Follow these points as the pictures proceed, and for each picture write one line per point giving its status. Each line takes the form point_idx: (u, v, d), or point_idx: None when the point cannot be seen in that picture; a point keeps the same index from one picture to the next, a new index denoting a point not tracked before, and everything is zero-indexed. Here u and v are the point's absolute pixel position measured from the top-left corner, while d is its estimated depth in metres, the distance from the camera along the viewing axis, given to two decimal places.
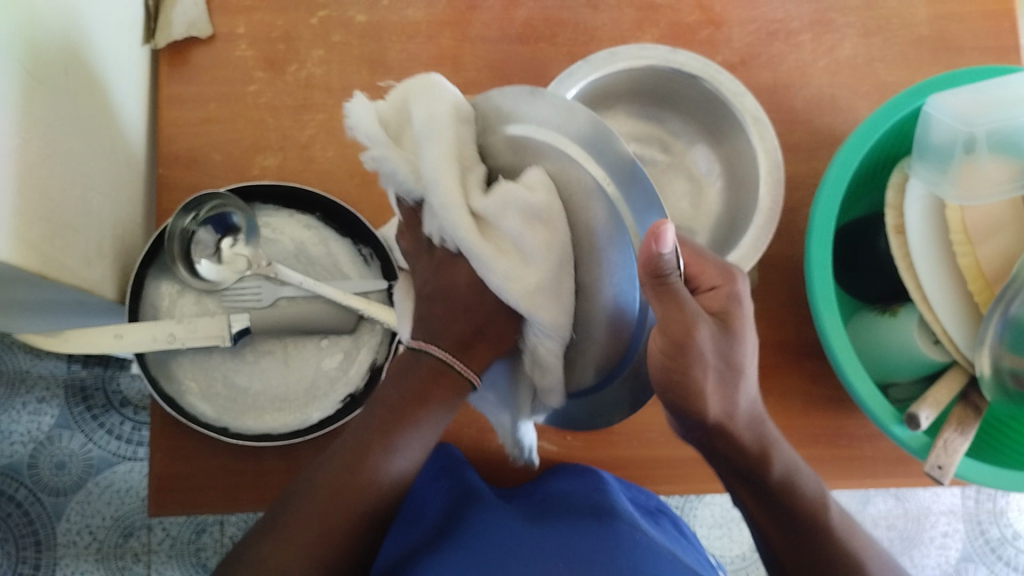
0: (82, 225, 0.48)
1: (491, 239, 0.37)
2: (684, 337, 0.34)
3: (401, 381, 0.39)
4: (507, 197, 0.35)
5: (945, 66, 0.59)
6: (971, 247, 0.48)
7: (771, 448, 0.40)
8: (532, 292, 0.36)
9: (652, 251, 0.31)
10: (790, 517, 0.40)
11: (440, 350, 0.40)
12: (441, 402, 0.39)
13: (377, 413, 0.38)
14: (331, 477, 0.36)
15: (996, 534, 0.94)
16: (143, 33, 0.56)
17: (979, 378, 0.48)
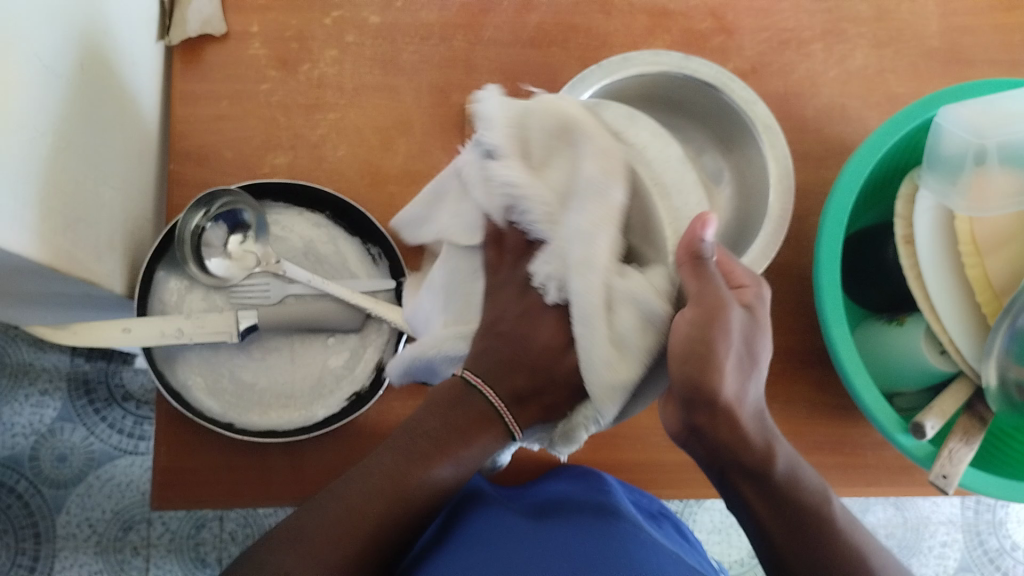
0: (93, 218, 0.48)
1: (608, 322, 0.37)
2: (717, 307, 0.36)
3: (450, 418, 0.40)
4: (638, 295, 0.37)
5: (955, 78, 0.60)
6: (979, 258, 0.48)
7: (774, 442, 0.38)
8: (616, 389, 0.37)
9: (696, 233, 0.36)
10: (791, 516, 0.38)
11: (491, 394, 0.40)
12: (483, 448, 0.40)
13: (420, 443, 0.40)
14: (367, 497, 0.39)
15: (994, 545, 0.95)
16: (157, 29, 0.56)
17: (985, 390, 0.48)
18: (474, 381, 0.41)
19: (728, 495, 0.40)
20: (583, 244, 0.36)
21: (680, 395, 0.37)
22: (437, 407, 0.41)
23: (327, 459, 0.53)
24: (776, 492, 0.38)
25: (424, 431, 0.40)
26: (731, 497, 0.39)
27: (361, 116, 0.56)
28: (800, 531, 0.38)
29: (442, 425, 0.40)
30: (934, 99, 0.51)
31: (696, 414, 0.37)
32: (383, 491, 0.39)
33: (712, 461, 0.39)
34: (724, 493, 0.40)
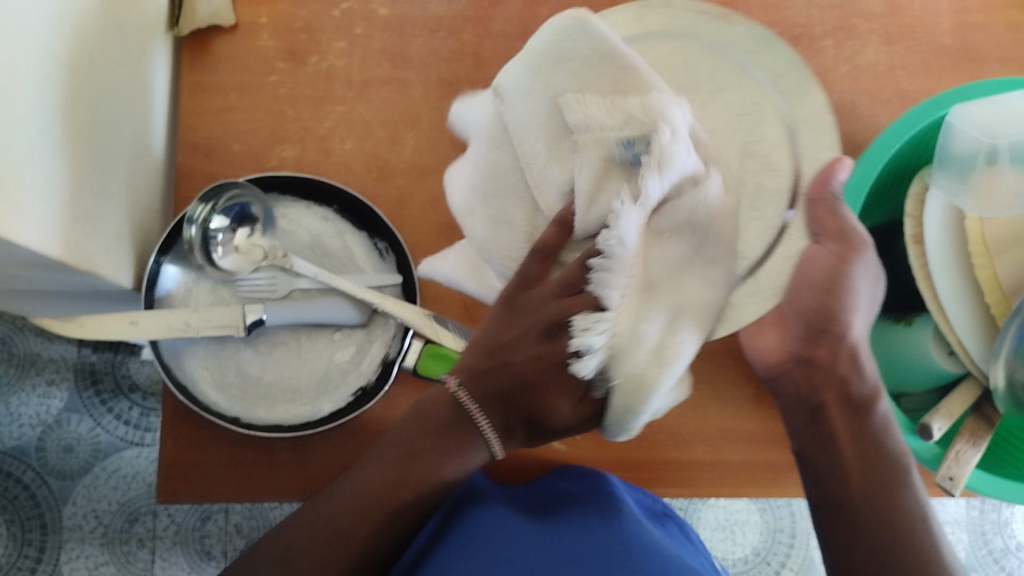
0: (100, 210, 0.48)
1: (639, 392, 0.38)
2: (854, 237, 0.44)
3: (436, 412, 0.47)
4: (670, 377, 0.39)
5: (968, 75, 0.59)
6: (988, 258, 0.48)
7: (878, 393, 0.45)
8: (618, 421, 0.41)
9: (830, 176, 0.43)
10: (875, 455, 0.43)
11: (485, 424, 0.48)
12: (471, 447, 0.47)
13: (407, 447, 0.46)
14: (360, 494, 0.45)
15: (1000, 545, 0.94)
16: (166, 21, 0.56)
17: (993, 391, 0.48)
18: (468, 404, 0.48)
19: (811, 416, 0.45)
20: (650, 356, 0.38)
21: (809, 324, 0.45)
22: (425, 410, 0.48)
23: (332, 455, 0.53)
24: (866, 432, 0.44)
25: (418, 432, 0.47)
26: (816, 434, 0.45)
27: (369, 109, 0.56)
28: (875, 474, 0.42)
29: (435, 432, 0.47)
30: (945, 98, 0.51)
31: (815, 346, 0.45)
32: (385, 487, 0.45)
33: (812, 395, 0.45)
34: (810, 414, 0.45)
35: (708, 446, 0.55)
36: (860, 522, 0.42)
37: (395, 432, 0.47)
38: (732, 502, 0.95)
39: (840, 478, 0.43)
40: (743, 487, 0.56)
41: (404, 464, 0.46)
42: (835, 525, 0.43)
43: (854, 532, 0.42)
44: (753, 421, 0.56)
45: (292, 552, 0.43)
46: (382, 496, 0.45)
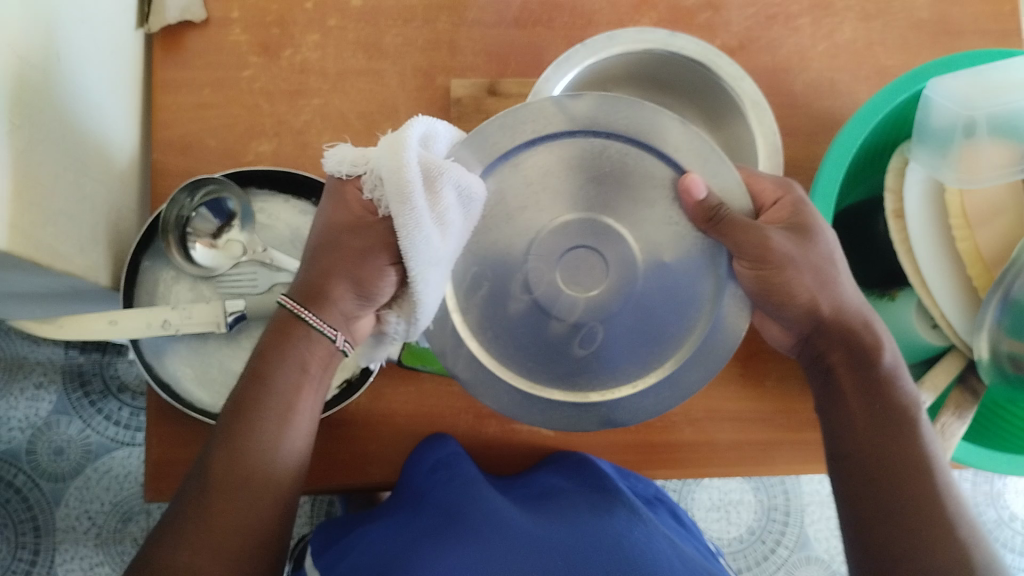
0: (74, 211, 0.48)
1: (435, 216, 0.37)
2: (763, 250, 0.40)
3: (287, 340, 0.41)
4: (452, 184, 0.37)
5: (945, 50, 0.59)
6: (969, 231, 0.48)
7: (889, 363, 0.43)
8: (433, 259, 0.37)
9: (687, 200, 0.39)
10: (881, 407, 0.42)
11: (320, 321, 0.41)
12: (298, 347, 0.41)
13: (242, 384, 0.41)
14: (232, 461, 0.39)
15: (993, 516, 0.95)
16: (137, 17, 0.55)
17: (978, 362, 0.48)
18: (307, 316, 0.41)
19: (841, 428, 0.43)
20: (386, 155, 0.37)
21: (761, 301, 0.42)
22: (268, 341, 0.42)
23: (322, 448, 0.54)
24: (874, 385, 0.42)
25: (260, 371, 0.41)
26: (826, 393, 0.44)
27: (345, 101, 0.56)
28: (888, 426, 0.41)
29: (279, 373, 0.41)
30: (955, 60, 0.50)
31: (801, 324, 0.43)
32: (249, 461, 0.39)
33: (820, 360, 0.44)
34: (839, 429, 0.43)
35: (695, 427, 0.56)
36: (865, 470, 0.41)
37: (246, 370, 0.42)
38: (726, 483, 0.95)
39: (848, 430, 0.42)
40: (732, 467, 0.56)
41: (250, 412, 0.40)
42: (846, 485, 0.42)
43: (863, 487, 0.41)
44: (741, 402, 0.56)
45: (171, 531, 0.38)
46: (247, 462, 0.39)
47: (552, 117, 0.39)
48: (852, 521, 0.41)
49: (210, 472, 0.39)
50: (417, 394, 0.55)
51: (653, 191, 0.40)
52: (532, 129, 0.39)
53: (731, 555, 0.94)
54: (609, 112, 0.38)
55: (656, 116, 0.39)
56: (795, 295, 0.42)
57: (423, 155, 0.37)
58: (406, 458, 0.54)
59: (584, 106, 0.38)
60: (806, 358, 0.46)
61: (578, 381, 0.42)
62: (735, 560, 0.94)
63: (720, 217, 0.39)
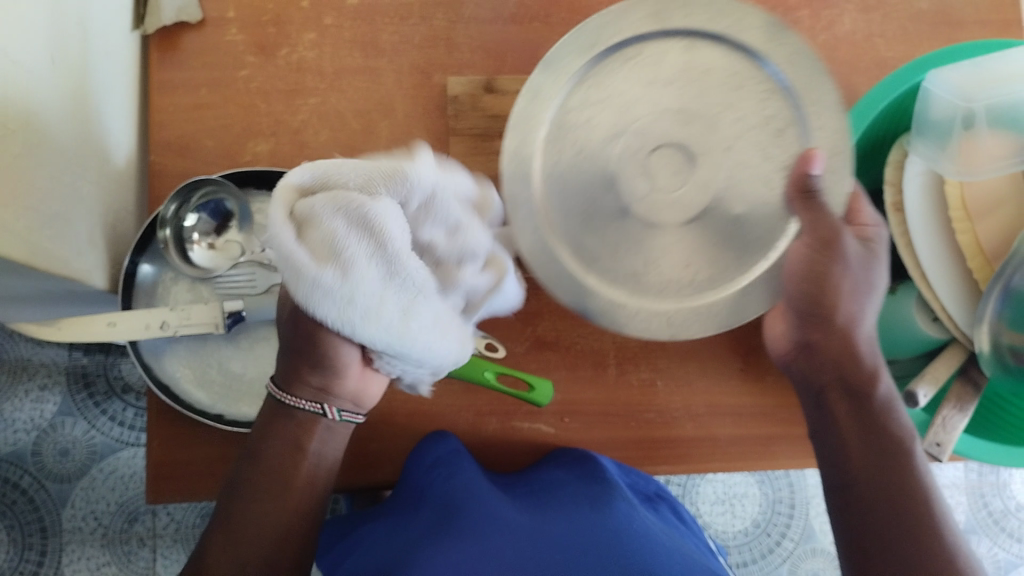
0: (72, 215, 0.48)
1: (323, 257, 0.32)
2: (830, 236, 0.42)
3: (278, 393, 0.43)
4: (331, 223, 0.32)
5: (944, 41, 0.59)
6: (969, 223, 0.48)
7: (881, 376, 0.44)
8: (343, 306, 0.33)
9: (805, 169, 0.41)
10: (875, 436, 0.43)
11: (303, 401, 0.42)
12: (288, 430, 0.43)
13: (240, 467, 0.43)
14: (224, 549, 0.41)
15: (999, 506, 0.94)
16: (132, 19, 0.55)
17: (978, 355, 0.48)
18: (294, 399, 0.42)
19: (829, 438, 0.44)
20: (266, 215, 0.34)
21: (800, 311, 0.45)
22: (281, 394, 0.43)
23: None
24: (866, 414, 0.43)
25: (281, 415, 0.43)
26: (821, 421, 0.45)
27: (342, 100, 0.55)
28: (885, 456, 0.42)
29: (273, 455, 0.43)
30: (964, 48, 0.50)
31: (810, 330, 0.45)
32: (244, 546, 0.41)
33: (816, 379, 0.45)
34: (828, 440, 0.44)
35: (696, 423, 0.55)
36: (861, 498, 0.42)
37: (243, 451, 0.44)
38: (730, 476, 0.95)
39: (845, 460, 0.43)
40: (733, 463, 0.56)
41: (262, 467, 0.43)
42: (846, 514, 0.42)
43: (861, 516, 0.41)
44: (742, 397, 0.56)
45: None
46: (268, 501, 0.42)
47: (744, 29, 0.43)
48: (849, 552, 0.41)
49: (208, 559, 0.42)
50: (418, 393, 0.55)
51: (780, 150, 0.44)
52: (722, 28, 0.44)
53: (736, 548, 0.94)
54: (773, 43, 0.43)
55: (822, 75, 0.42)
56: (828, 290, 0.43)
57: (302, 199, 0.33)
58: (414, 447, 0.54)
59: (765, 35, 0.43)
60: (800, 382, 0.47)
61: (592, 268, 0.45)
62: (740, 553, 0.94)
63: (813, 194, 0.42)
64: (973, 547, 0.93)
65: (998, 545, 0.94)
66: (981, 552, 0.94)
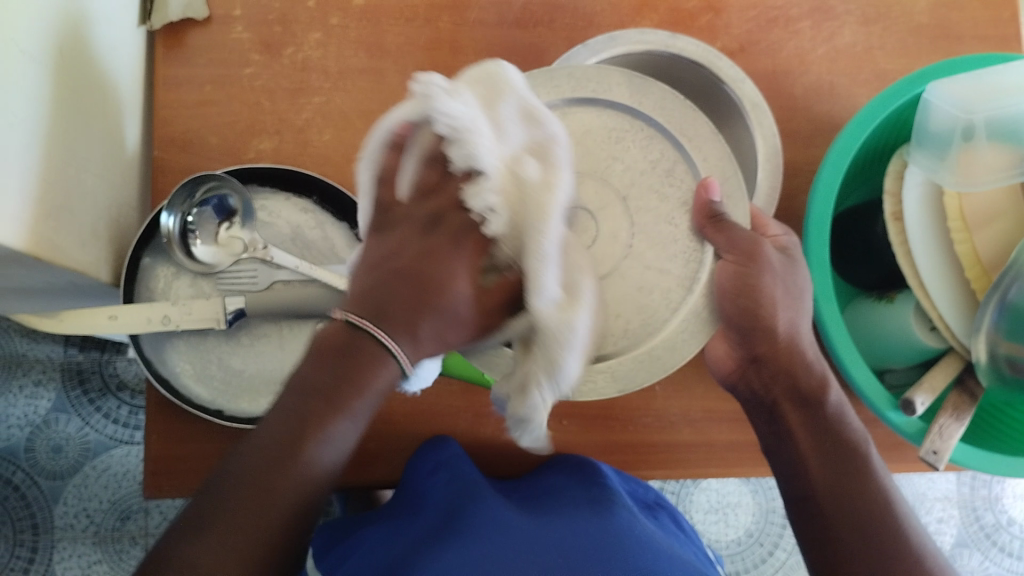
0: (77, 208, 0.48)
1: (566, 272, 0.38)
2: (750, 248, 0.44)
3: (324, 348, 0.36)
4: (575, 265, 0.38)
5: (944, 54, 0.59)
6: (967, 234, 0.48)
7: (827, 380, 0.47)
8: (573, 327, 0.37)
9: (704, 197, 0.43)
10: (833, 447, 0.45)
11: (382, 333, 0.36)
12: (371, 382, 0.35)
13: (301, 399, 0.34)
14: (237, 489, 0.33)
15: (990, 521, 0.94)
16: (139, 15, 0.56)
17: (975, 364, 0.48)
18: (362, 324, 0.36)
19: (782, 442, 0.47)
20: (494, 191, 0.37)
21: (739, 327, 0.46)
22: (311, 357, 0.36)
23: None
24: (822, 423, 0.46)
25: (313, 387, 0.35)
26: (775, 434, 0.47)
27: (347, 100, 0.56)
28: (843, 465, 0.45)
29: (340, 395, 0.35)
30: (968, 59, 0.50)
31: (754, 345, 0.47)
32: (268, 480, 0.33)
33: (765, 391, 0.47)
34: (782, 442, 0.47)
35: (693, 428, 0.56)
36: (826, 508, 0.44)
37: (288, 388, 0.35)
38: (723, 485, 0.95)
39: (804, 471, 0.45)
40: (728, 468, 0.56)
41: (314, 387, 0.35)
42: (806, 524, 0.45)
43: (824, 527, 0.44)
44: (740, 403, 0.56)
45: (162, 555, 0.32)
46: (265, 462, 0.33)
47: (611, 87, 0.44)
48: (811, 556, 0.44)
49: (215, 497, 0.33)
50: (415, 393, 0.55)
51: (676, 188, 0.45)
52: (594, 89, 0.44)
53: (729, 558, 0.94)
54: (641, 92, 0.44)
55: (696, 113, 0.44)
56: (762, 298, 0.45)
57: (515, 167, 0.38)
58: (414, 453, 0.54)
59: (629, 88, 0.44)
60: (749, 400, 0.49)
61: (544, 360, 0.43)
62: (732, 563, 0.94)
63: (718, 219, 0.43)
64: (963, 560, 0.93)
65: (989, 558, 0.94)
66: (972, 565, 0.94)
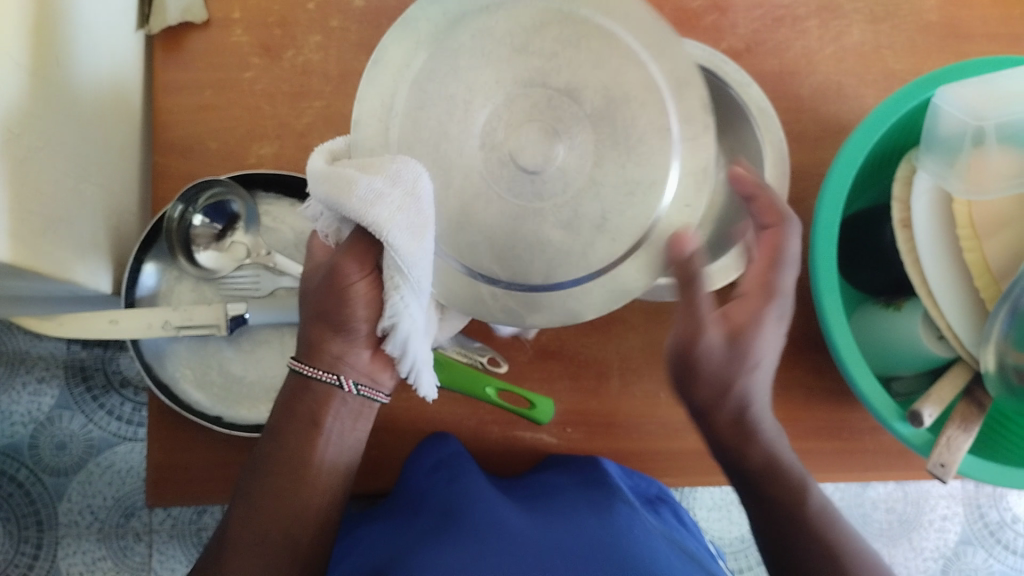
0: (76, 217, 0.48)
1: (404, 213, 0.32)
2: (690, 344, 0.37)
3: (292, 410, 0.42)
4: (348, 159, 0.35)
5: (955, 54, 0.58)
6: (977, 242, 0.47)
7: (776, 449, 0.41)
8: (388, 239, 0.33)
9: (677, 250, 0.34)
10: (772, 514, 0.41)
11: (310, 368, 0.41)
12: (340, 420, 0.42)
13: (268, 442, 0.42)
14: (244, 526, 0.41)
15: (995, 518, 0.93)
16: (137, 18, 0.55)
17: (985, 374, 0.48)
18: (310, 370, 0.41)
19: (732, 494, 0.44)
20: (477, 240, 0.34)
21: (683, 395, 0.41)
22: (282, 406, 0.42)
23: None
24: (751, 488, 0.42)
25: (273, 431, 0.42)
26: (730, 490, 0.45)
27: (348, 104, 0.55)
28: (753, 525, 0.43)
29: (291, 426, 0.41)
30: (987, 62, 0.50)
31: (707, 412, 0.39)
32: (267, 504, 0.41)
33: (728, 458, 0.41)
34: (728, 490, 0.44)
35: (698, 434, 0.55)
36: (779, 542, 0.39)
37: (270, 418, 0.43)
38: None
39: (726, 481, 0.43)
40: None
41: (281, 444, 0.42)
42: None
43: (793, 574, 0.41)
44: None
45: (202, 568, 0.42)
46: (269, 532, 0.41)
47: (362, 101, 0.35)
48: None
49: (231, 532, 0.41)
50: (419, 400, 0.55)
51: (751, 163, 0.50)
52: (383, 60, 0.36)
53: (732, 554, 0.94)
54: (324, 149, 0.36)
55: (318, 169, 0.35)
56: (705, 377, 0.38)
57: None
58: (414, 449, 0.54)
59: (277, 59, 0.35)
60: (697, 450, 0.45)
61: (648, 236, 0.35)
62: (735, 560, 0.94)
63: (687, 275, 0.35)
64: (966, 557, 0.93)
65: (993, 556, 0.94)
66: (976, 562, 0.93)
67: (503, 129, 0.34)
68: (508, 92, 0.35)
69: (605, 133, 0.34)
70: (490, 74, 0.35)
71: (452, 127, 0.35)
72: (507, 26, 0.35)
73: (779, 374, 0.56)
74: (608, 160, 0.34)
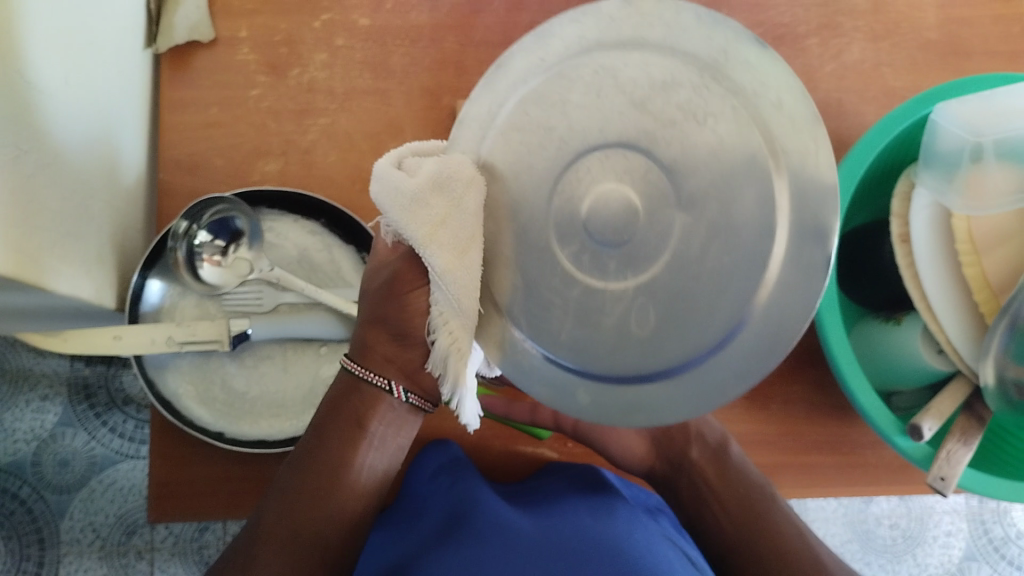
0: (81, 234, 0.48)
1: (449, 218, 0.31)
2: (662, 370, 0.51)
3: (338, 410, 0.41)
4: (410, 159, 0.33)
5: (953, 71, 0.59)
6: (976, 257, 0.47)
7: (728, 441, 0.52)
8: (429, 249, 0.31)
9: None
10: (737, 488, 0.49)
11: (361, 369, 0.40)
12: (386, 425, 0.41)
13: (311, 442, 0.42)
14: (278, 520, 0.41)
15: (999, 533, 0.93)
16: (144, 38, 0.56)
17: (983, 389, 0.48)
18: (360, 370, 0.40)
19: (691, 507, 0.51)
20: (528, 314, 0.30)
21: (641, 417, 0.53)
22: (328, 407, 0.42)
23: None
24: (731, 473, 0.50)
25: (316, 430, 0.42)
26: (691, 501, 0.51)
27: (351, 122, 0.56)
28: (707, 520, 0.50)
29: (336, 428, 0.41)
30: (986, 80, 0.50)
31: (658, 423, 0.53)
32: (304, 503, 0.41)
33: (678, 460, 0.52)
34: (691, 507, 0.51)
35: None
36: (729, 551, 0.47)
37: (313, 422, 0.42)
38: None
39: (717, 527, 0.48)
40: None
41: (324, 446, 0.41)
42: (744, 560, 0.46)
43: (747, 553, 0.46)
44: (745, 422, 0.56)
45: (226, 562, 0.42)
46: (301, 532, 0.40)
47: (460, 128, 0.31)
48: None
49: (264, 528, 0.41)
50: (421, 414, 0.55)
51: None
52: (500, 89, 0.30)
53: None
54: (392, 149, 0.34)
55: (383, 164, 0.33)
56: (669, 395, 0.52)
57: None
58: (416, 456, 0.55)
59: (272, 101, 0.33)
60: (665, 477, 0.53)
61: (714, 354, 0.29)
62: None
63: None
64: (971, 573, 0.92)
65: (997, 572, 0.93)
66: None
67: (587, 188, 0.28)
68: (609, 146, 0.29)
69: (698, 215, 0.28)
70: (592, 120, 0.29)
71: (535, 168, 0.30)
72: (632, 71, 0.29)
73: (782, 389, 0.56)
74: (692, 256, 0.28)
